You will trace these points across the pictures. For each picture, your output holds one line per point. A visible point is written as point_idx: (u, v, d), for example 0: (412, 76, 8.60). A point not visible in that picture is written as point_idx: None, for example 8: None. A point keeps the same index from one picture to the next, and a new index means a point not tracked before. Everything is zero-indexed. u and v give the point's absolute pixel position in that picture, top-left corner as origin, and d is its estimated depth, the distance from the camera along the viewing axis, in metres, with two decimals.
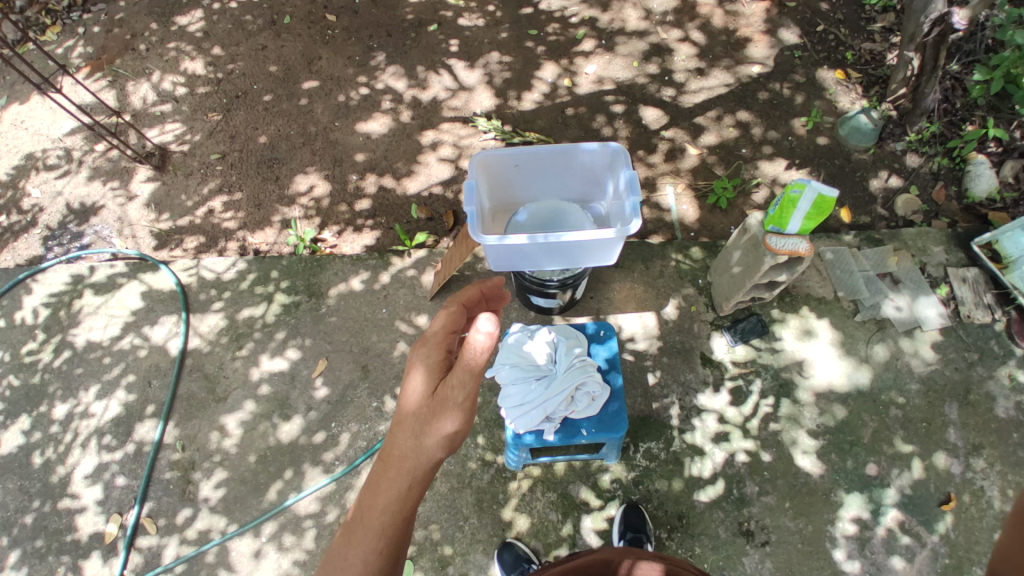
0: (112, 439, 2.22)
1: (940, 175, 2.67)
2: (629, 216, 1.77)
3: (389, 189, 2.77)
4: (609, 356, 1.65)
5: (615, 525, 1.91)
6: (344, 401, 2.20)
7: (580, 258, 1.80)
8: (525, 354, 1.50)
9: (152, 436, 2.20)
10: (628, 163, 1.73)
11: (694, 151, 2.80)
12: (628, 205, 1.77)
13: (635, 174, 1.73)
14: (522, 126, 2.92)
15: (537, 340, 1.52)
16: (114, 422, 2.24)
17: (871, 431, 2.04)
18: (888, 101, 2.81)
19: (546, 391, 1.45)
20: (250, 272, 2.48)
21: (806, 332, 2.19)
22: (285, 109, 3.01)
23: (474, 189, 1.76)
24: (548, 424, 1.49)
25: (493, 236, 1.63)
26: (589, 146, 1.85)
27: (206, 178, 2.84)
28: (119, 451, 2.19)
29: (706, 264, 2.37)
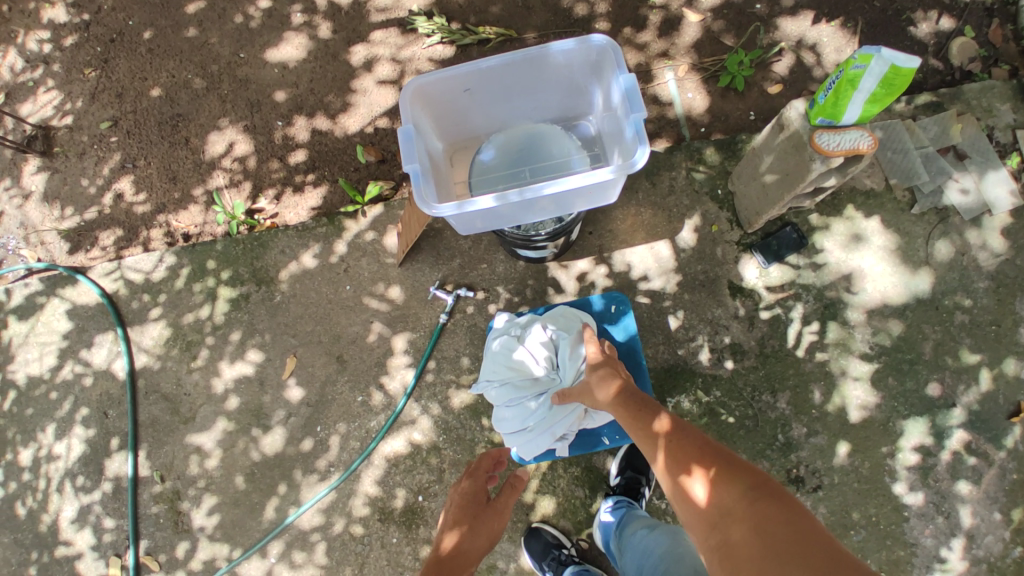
0: (86, 480, 1.99)
1: (996, 8, 2.12)
2: (630, 141, 1.32)
3: (325, 132, 2.24)
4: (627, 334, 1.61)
5: (615, 458, 1.76)
6: (326, 400, 1.92)
7: (573, 205, 1.38)
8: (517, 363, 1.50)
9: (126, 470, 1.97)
10: (621, 64, 1.24)
11: (694, 18, 2.22)
12: (628, 124, 1.30)
13: (634, 79, 1.24)
14: (474, 19, 2.30)
15: (527, 348, 1.48)
16: (82, 461, 2.00)
17: (933, 345, 1.79)
18: None
19: (550, 413, 1.44)
20: (184, 267, 2.08)
21: (853, 238, 1.85)
22: (175, 47, 2.37)
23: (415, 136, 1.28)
24: (561, 441, 1.51)
25: (451, 205, 1.19)
26: (563, 45, 1.33)
27: (105, 155, 2.32)
28: (97, 492, 1.97)
29: (726, 169, 1.94)
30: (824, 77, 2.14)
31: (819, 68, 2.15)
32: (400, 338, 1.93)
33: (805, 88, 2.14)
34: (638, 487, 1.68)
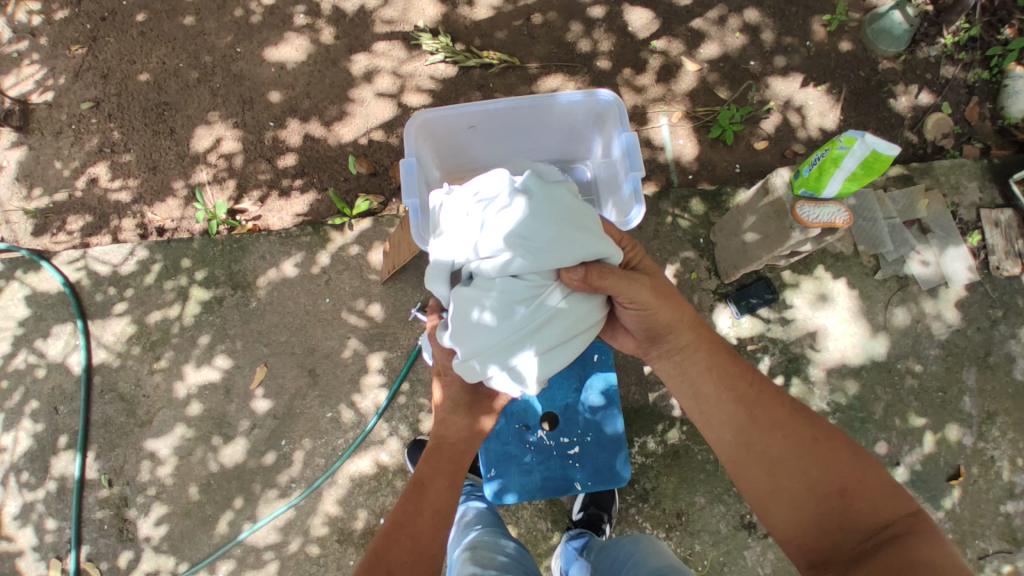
0: (30, 476, 1.89)
1: (976, 87, 2.25)
2: (627, 197, 1.35)
3: (318, 139, 2.21)
4: (607, 387, 1.45)
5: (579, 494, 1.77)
6: (293, 414, 1.88)
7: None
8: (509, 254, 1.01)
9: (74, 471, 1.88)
10: (624, 123, 1.28)
11: (692, 67, 2.29)
12: (626, 181, 1.33)
13: (635, 138, 1.27)
14: (478, 42, 2.31)
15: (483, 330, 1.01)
16: (28, 457, 1.90)
17: (884, 406, 1.88)
18: None
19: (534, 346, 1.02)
20: (155, 263, 2.01)
21: (820, 298, 1.94)
22: (169, 32, 2.30)
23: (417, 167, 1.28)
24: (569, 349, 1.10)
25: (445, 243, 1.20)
26: (569, 95, 1.35)
27: (82, 136, 2.22)
28: (41, 490, 1.88)
29: (709, 220, 2.00)
30: (808, 138, 2.23)
31: (804, 128, 2.24)
32: (375, 357, 1.91)
33: (790, 147, 2.22)
34: (600, 525, 1.68)
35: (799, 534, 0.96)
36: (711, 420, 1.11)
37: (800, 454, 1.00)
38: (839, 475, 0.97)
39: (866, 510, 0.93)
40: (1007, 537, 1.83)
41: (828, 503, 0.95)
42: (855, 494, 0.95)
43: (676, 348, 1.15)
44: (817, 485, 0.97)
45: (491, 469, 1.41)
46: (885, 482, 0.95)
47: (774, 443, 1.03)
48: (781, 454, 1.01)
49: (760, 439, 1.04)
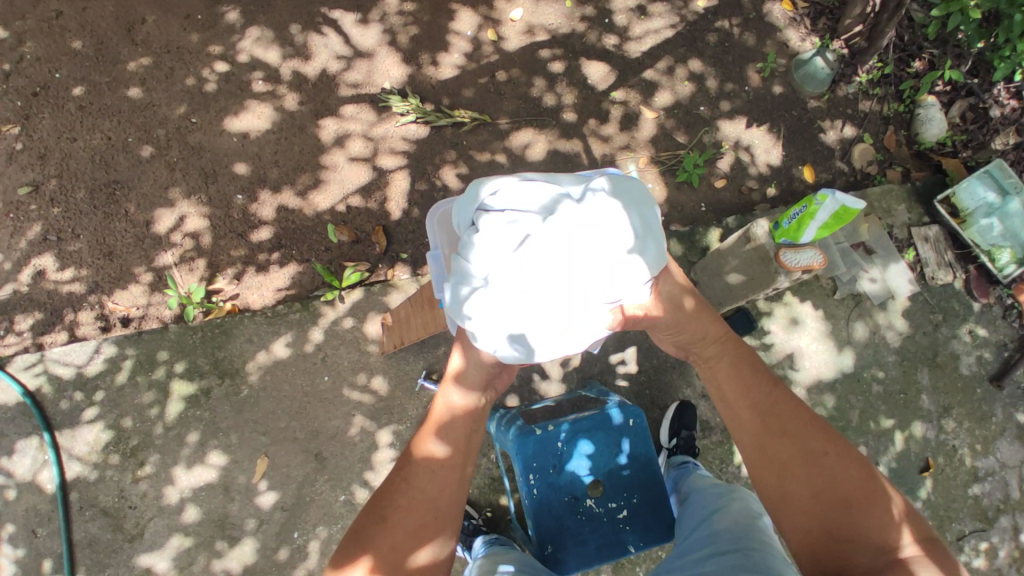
0: None
1: (891, 117, 2.56)
2: None
3: (293, 209, 2.14)
4: (644, 451, 1.50)
5: None
6: (303, 502, 1.79)
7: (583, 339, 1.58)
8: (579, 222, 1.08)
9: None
10: None
11: (650, 115, 2.45)
12: None
13: None
14: (447, 100, 2.35)
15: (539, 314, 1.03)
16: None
17: (859, 413, 2.09)
18: (841, 40, 2.58)
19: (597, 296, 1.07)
20: (125, 359, 1.85)
21: (792, 322, 2.13)
22: (112, 106, 2.15)
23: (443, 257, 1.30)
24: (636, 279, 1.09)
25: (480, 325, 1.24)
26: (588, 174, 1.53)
27: (22, 225, 2.02)
28: None
29: (687, 260, 2.19)
30: (759, 174, 2.45)
31: (754, 165, 2.46)
32: (383, 432, 1.87)
33: (744, 183, 2.43)
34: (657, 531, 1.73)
35: (807, 535, 1.04)
36: (734, 427, 1.20)
37: (815, 466, 1.08)
38: (849, 488, 1.05)
39: (870, 523, 1.00)
40: (979, 517, 2.10)
41: (836, 515, 1.03)
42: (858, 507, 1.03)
43: (704, 359, 1.27)
44: (828, 498, 1.05)
45: (547, 545, 1.43)
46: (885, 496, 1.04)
47: (793, 458, 1.10)
48: (792, 459, 1.10)
49: (781, 450, 1.12)
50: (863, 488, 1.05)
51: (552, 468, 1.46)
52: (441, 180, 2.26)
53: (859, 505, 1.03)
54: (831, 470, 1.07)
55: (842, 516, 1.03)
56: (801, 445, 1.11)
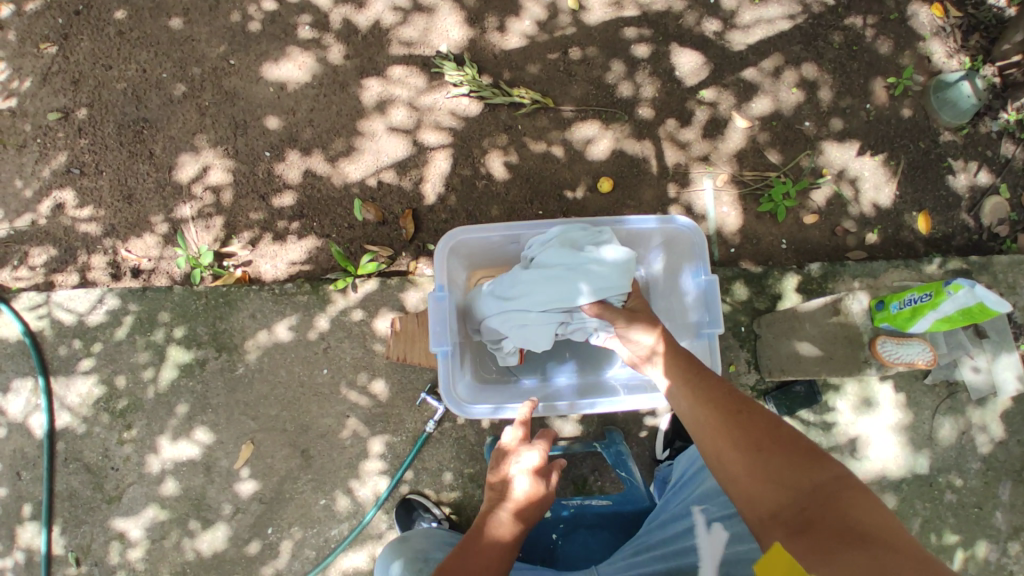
0: None
1: None
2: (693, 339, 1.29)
3: (321, 176, 1.95)
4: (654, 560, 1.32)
5: None
6: (281, 499, 1.69)
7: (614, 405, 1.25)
8: (559, 288, 1.25)
9: (40, 544, 1.67)
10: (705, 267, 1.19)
11: (742, 123, 2.07)
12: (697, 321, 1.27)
13: (715, 284, 1.20)
14: (508, 75, 2.05)
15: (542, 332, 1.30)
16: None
17: (920, 521, 1.77)
18: (993, 65, 2.12)
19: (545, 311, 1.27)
20: (127, 314, 1.76)
21: (864, 402, 1.81)
22: (151, 35, 1.99)
23: (446, 302, 1.17)
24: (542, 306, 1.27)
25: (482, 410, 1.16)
26: (644, 221, 1.23)
27: (47, 152, 1.92)
28: (8, 559, 1.67)
29: (752, 307, 1.87)
30: (861, 214, 2.05)
31: (856, 203, 2.06)
32: (376, 441, 1.72)
33: (840, 223, 2.04)
34: None
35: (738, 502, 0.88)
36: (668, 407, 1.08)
37: (734, 420, 0.95)
38: (766, 432, 0.91)
39: (788, 466, 0.85)
40: None
41: (752, 465, 0.88)
42: (777, 449, 0.88)
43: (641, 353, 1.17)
44: (751, 453, 0.89)
45: None
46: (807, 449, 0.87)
47: (713, 417, 0.97)
48: (715, 427, 0.96)
49: (703, 415, 0.99)
50: (782, 435, 0.90)
51: (541, 562, 1.33)
52: (486, 167, 2.00)
53: (778, 449, 0.88)
54: (750, 423, 0.94)
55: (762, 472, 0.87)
56: (722, 401, 0.99)
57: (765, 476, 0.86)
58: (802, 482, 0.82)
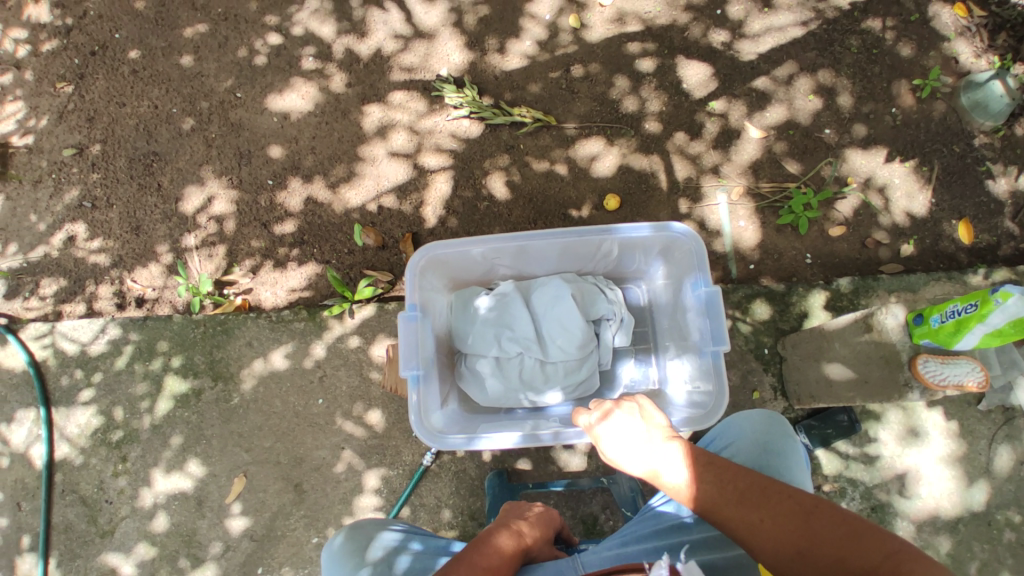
0: None
1: None
2: (703, 363, 1.11)
3: (322, 203, 1.94)
4: None
5: None
6: (273, 536, 1.61)
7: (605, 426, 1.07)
8: (513, 319, 1.20)
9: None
10: (708, 278, 1.01)
11: (756, 134, 1.97)
12: (703, 337, 1.09)
13: (721, 296, 1.02)
14: (509, 95, 2.02)
15: (518, 365, 1.19)
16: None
17: (983, 569, 1.54)
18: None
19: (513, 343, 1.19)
20: (128, 343, 1.75)
21: (911, 433, 1.61)
22: (163, 73, 2.06)
23: (417, 321, 1.05)
24: (508, 343, 1.19)
25: (456, 440, 1.02)
26: (636, 229, 1.06)
27: (62, 187, 1.98)
28: None
29: (777, 326, 1.72)
30: (893, 224, 1.90)
31: (887, 213, 1.90)
32: (371, 475, 1.63)
33: (871, 234, 1.89)
34: None
35: None
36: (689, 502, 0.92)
37: (762, 522, 0.83)
38: (800, 524, 0.81)
39: (843, 563, 0.77)
40: None
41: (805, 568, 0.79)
42: (819, 540, 0.79)
43: None
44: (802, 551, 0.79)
45: None
46: (847, 523, 0.79)
47: (738, 518, 0.84)
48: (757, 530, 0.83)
49: (724, 518, 0.86)
50: (814, 519, 0.81)
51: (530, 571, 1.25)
52: (487, 188, 1.95)
53: (823, 542, 0.78)
54: (777, 515, 0.82)
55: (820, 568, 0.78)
56: (733, 492, 0.86)
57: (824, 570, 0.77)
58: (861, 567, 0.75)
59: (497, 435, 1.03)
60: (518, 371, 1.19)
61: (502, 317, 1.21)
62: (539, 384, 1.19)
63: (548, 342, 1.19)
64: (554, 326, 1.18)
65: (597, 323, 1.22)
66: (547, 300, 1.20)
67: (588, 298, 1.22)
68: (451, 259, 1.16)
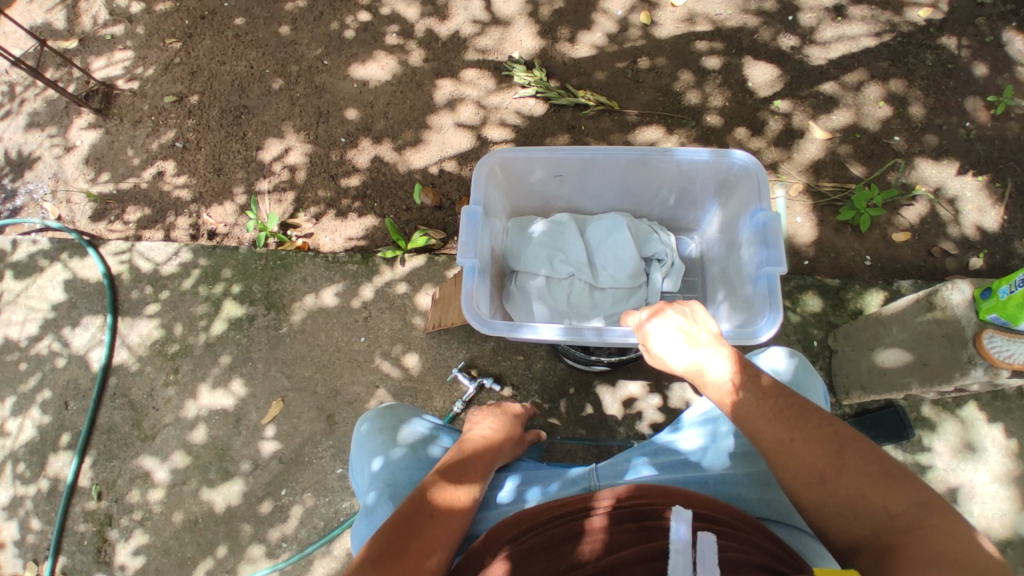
0: (25, 470, 1.76)
1: None
2: (750, 293, 1.19)
3: (388, 162, 2.05)
4: None
5: None
6: (300, 462, 1.65)
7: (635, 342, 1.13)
8: (566, 247, 1.33)
9: (66, 475, 1.73)
10: (763, 199, 1.13)
11: (820, 134, 1.96)
12: (755, 263, 1.18)
13: (774, 216, 1.12)
14: (575, 80, 2.10)
15: (564, 288, 1.31)
16: (28, 448, 1.78)
17: None
18: None
19: (563, 268, 1.31)
20: (196, 267, 1.88)
21: (968, 447, 1.52)
22: (262, 38, 2.27)
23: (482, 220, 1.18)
24: (559, 267, 1.31)
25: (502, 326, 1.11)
26: (698, 154, 1.20)
27: (159, 128, 2.19)
28: (32, 488, 1.74)
29: (828, 321, 1.68)
30: (961, 236, 1.82)
31: (956, 224, 1.84)
32: None
33: (937, 244, 1.82)
34: None
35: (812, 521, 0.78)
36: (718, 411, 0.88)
37: (790, 441, 0.79)
38: (832, 453, 0.76)
39: (864, 499, 0.73)
40: None
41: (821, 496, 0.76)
42: (849, 473, 0.75)
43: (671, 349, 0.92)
44: (823, 478, 0.76)
45: None
46: (883, 466, 0.74)
47: (768, 433, 0.81)
48: (782, 448, 0.79)
49: (752, 430, 0.83)
50: (848, 450, 0.76)
51: None
52: None
53: (850, 475, 0.75)
54: (810, 437, 0.78)
55: (834, 499, 0.75)
56: (770, 408, 0.82)
57: (838, 500, 0.75)
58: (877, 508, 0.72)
59: (542, 327, 1.11)
60: (567, 293, 1.31)
61: (557, 242, 1.35)
62: (584, 307, 1.30)
63: (597, 271, 1.32)
64: (605, 258, 1.32)
65: (648, 262, 1.33)
66: (600, 232, 1.34)
67: (642, 235, 1.35)
68: (521, 179, 1.33)
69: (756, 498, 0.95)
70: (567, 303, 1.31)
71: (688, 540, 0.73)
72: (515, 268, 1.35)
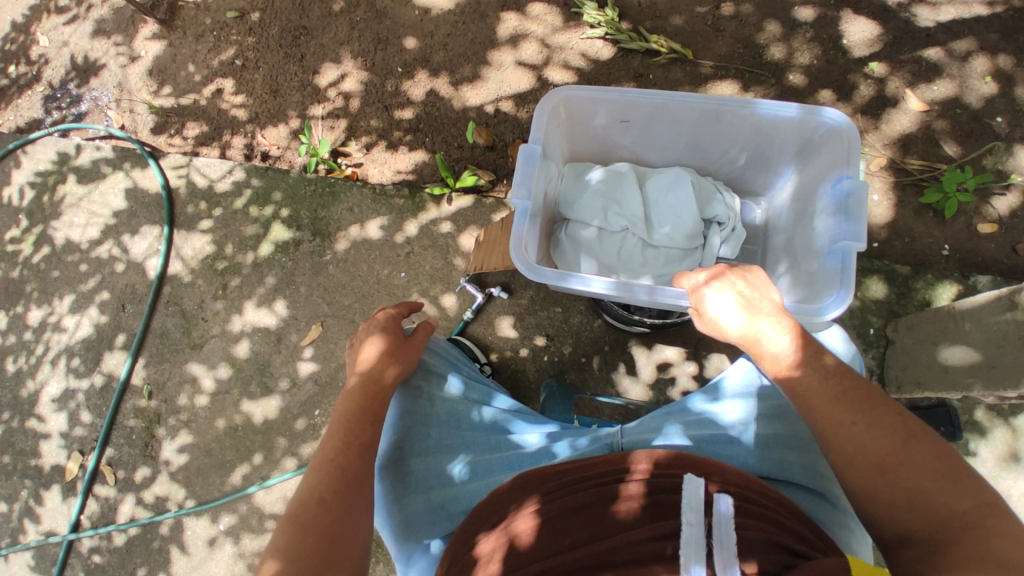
0: (81, 364, 1.89)
1: None
2: (818, 267, 1.11)
3: (443, 97, 1.99)
4: None
5: None
6: (334, 385, 1.70)
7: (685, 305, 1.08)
8: (623, 199, 1.27)
9: (120, 372, 1.85)
10: (850, 166, 1.03)
11: (915, 105, 1.77)
12: (828, 235, 1.09)
13: (860, 186, 1.03)
14: (649, 23, 1.95)
15: (616, 242, 1.26)
16: (85, 344, 1.90)
17: None
18: None
19: (617, 220, 1.26)
20: (248, 187, 1.91)
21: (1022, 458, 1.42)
22: None
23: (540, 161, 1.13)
24: (613, 219, 1.26)
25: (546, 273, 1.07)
26: (783, 110, 1.10)
27: (220, 45, 2.18)
28: (87, 381, 1.88)
29: (891, 309, 1.57)
30: None
31: None
32: None
33: None
34: None
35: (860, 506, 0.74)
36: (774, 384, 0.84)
37: (851, 424, 0.75)
38: (895, 441, 0.72)
39: (925, 493, 0.68)
40: None
41: (875, 481, 0.71)
42: (911, 463, 0.70)
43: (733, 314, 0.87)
44: (881, 463, 0.72)
45: None
46: (948, 463, 0.70)
47: (827, 412, 0.76)
48: (841, 427, 0.75)
49: (808, 406, 0.79)
50: (913, 442, 0.72)
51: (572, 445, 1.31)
52: None
53: (912, 465, 0.70)
54: (873, 423, 0.74)
55: (891, 486, 0.71)
56: (832, 388, 0.77)
57: (895, 488, 0.70)
58: (938, 502, 0.68)
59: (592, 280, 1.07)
60: (618, 247, 1.26)
61: (613, 194, 1.28)
62: (635, 263, 1.25)
63: (653, 227, 1.25)
64: (663, 215, 1.25)
65: (709, 224, 1.26)
66: (661, 187, 1.27)
67: (705, 194, 1.28)
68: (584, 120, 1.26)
69: (778, 459, 0.95)
70: (618, 258, 1.26)
71: (699, 511, 0.71)
72: (566, 216, 1.31)
